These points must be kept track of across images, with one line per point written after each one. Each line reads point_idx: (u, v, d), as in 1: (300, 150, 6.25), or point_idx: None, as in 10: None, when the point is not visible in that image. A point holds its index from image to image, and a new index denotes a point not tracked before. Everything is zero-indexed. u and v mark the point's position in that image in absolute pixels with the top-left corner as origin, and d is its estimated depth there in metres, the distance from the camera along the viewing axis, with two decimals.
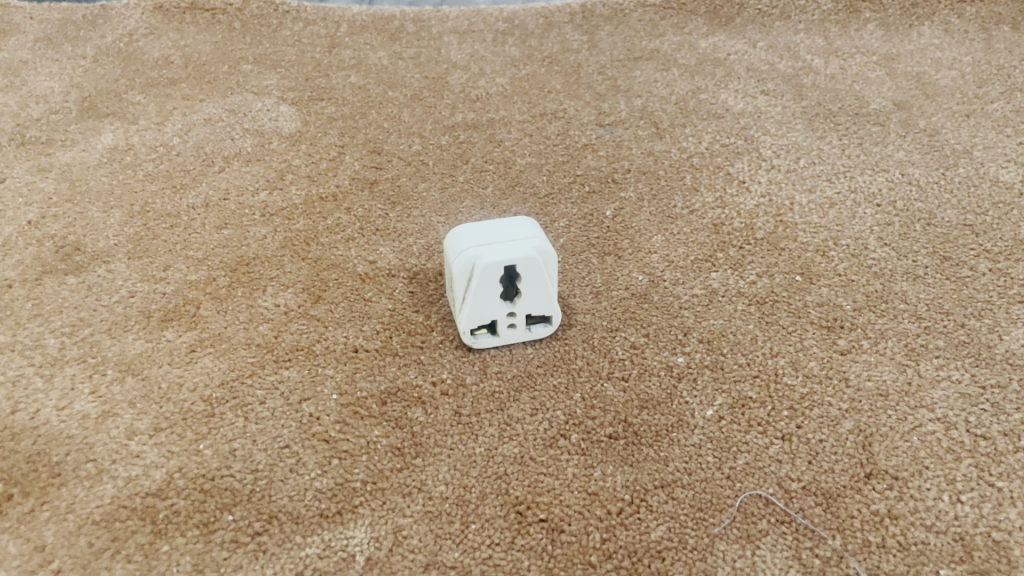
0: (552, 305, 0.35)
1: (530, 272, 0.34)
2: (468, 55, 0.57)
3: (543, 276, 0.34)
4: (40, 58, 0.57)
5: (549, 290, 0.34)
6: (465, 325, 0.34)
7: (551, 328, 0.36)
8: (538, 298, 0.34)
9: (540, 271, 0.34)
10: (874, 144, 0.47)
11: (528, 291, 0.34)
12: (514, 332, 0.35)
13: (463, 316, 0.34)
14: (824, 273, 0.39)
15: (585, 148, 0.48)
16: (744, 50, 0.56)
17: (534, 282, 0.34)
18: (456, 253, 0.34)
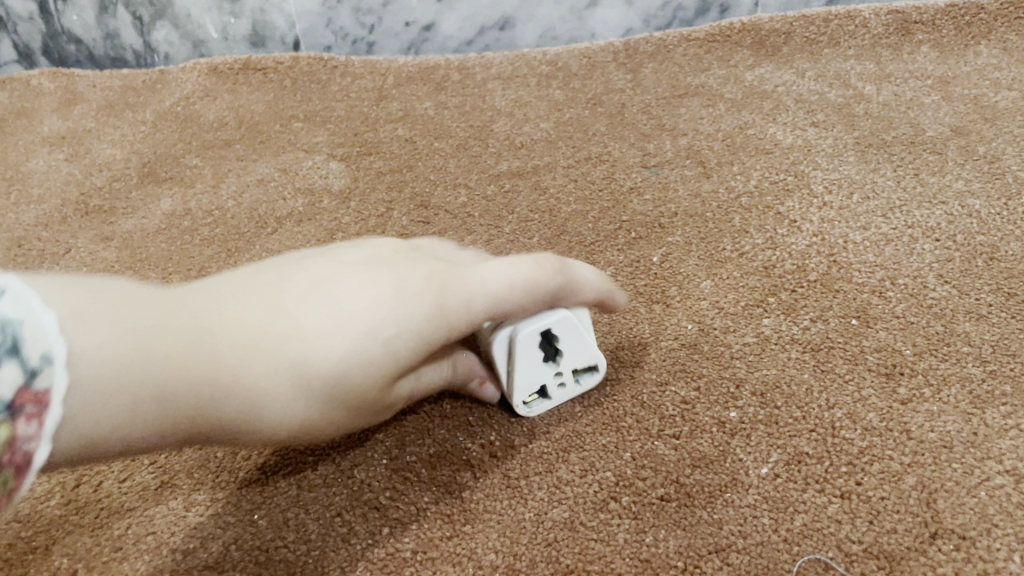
0: (596, 354, 0.35)
1: (568, 330, 0.33)
2: (512, 101, 0.58)
3: (580, 330, 0.34)
4: (103, 126, 0.59)
5: (587, 342, 0.34)
6: (514, 396, 0.34)
7: (597, 377, 0.35)
8: (579, 351, 0.34)
9: (577, 327, 0.34)
10: (932, 174, 0.45)
11: (568, 347, 0.34)
12: (563, 390, 0.35)
13: (512, 387, 0.34)
14: (881, 316, 0.37)
15: (631, 192, 0.47)
16: (793, 81, 0.55)
17: (570, 340, 0.34)
18: (489, 330, 0.33)
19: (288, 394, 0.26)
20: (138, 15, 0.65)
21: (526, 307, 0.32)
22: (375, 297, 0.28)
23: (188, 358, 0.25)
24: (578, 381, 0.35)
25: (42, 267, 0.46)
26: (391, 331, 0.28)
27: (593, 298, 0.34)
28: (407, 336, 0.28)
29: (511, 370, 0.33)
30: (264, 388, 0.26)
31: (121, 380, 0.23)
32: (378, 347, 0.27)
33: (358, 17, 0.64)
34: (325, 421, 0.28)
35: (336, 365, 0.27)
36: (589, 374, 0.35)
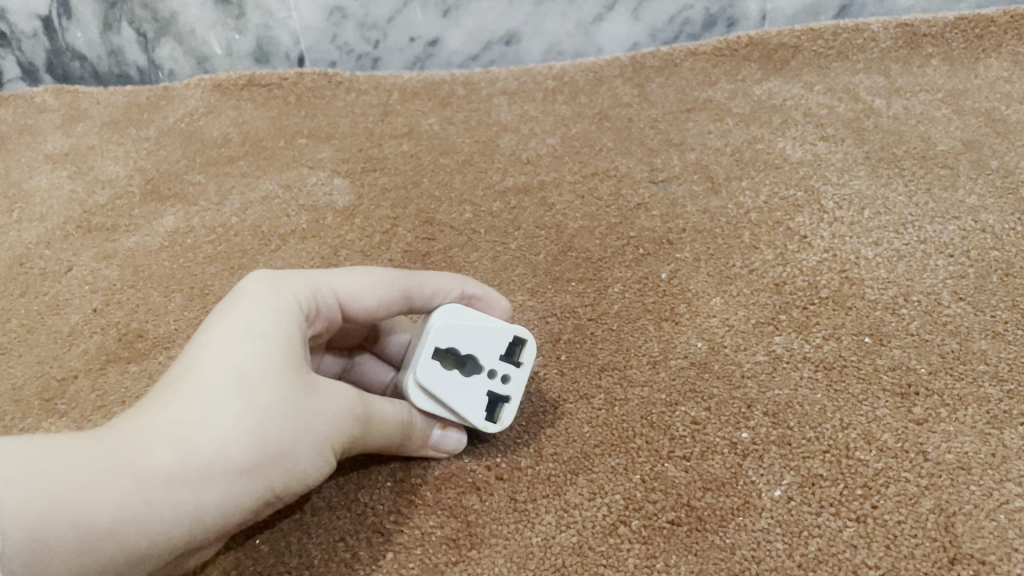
0: (502, 331, 0.33)
1: (450, 334, 0.33)
2: (518, 116, 0.57)
3: (463, 322, 0.33)
4: (106, 143, 0.59)
5: (484, 326, 0.33)
6: (473, 422, 0.33)
7: (528, 342, 0.33)
8: (483, 341, 0.33)
9: (454, 324, 0.33)
10: (944, 189, 0.45)
11: (467, 345, 0.33)
12: (513, 381, 0.33)
13: (467, 415, 0.32)
14: (895, 333, 0.37)
15: (638, 208, 0.47)
16: (801, 95, 0.54)
17: (460, 336, 0.33)
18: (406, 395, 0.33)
19: (200, 434, 0.26)
20: (143, 31, 0.65)
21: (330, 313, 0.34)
22: (215, 327, 0.29)
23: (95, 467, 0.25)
24: (519, 365, 0.33)
25: (44, 286, 0.46)
26: (249, 340, 0.29)
27: (459, 293, 0.36)
28: (266, 336, 0.29)
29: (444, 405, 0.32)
30: (168, 444, 0.26)
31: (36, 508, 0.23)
32: (244, 350, 0.28)
33: (363, 32, 0.64)
34: (266, 442, 0.27)
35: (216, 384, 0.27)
36: (523, 349, 0.33)
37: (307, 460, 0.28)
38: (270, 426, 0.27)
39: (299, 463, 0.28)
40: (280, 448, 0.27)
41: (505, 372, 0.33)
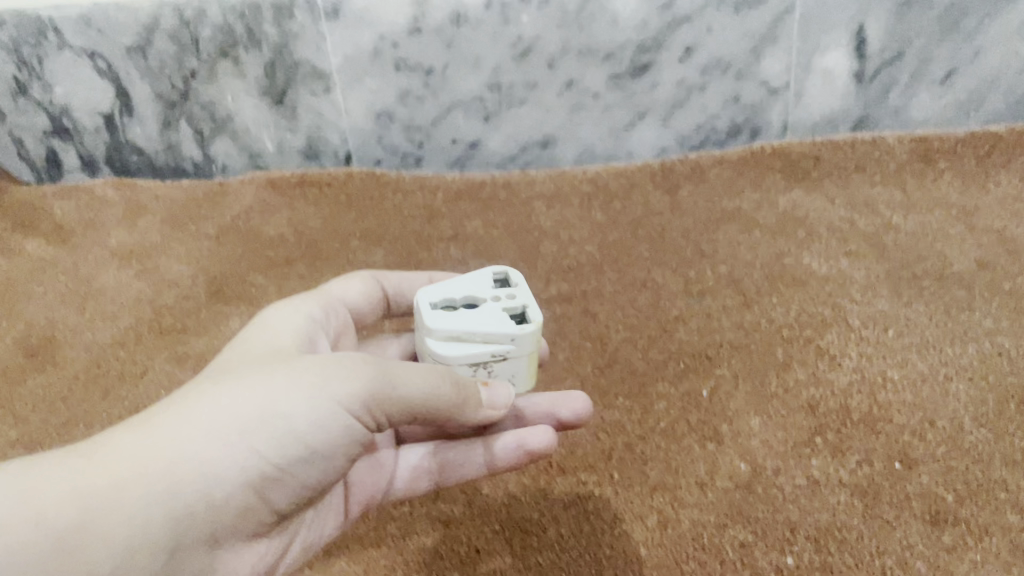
0: (482, 273, 0.40)
1: (440, 291, 0.39)
2: (557, 220, 0.61)
3: (446, 282, 0.39)
4: (169, 241, 0.63)
5: (463, 279, 0.40)
6: (505, 337, 0.37)
7: (508, 272, 0.41)
8: (472, 285, 0.39)
9: (440, 285, 0.39)
10: (961, 310, 0.48)
11: (462, 292, 0.39)
12: (517, 295, 0.39)
13: (501, 327, 0.37)
14: (923, 459, 0.40)
15: (676, 321, 0.50)
16: (824, 207, 0.58)
17: (451, 288, 0.39)
18: (445, 358, 0.37)
19: (177, 425, 0.31)
20: (200, 129, 0.69)
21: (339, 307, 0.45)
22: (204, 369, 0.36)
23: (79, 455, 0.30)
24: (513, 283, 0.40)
25: (123, 389, 0.49)
26: (222, 364, 0.35)
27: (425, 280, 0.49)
28: (233, 358, 0.35)
29: (479, 330, 0.37)
30: (156, 436, 0.31)
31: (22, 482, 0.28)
32: (217, 370, 0.35)
33: (408, 134, 0.68)
34: (231, 408, 0.32)
35: (192, 391, 0.33)
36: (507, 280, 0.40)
37: (299, 422, 0.32)
38: (231, 397, 0.32)
39: (289, 423, 0.32)
40: (263, 420, 0.32)
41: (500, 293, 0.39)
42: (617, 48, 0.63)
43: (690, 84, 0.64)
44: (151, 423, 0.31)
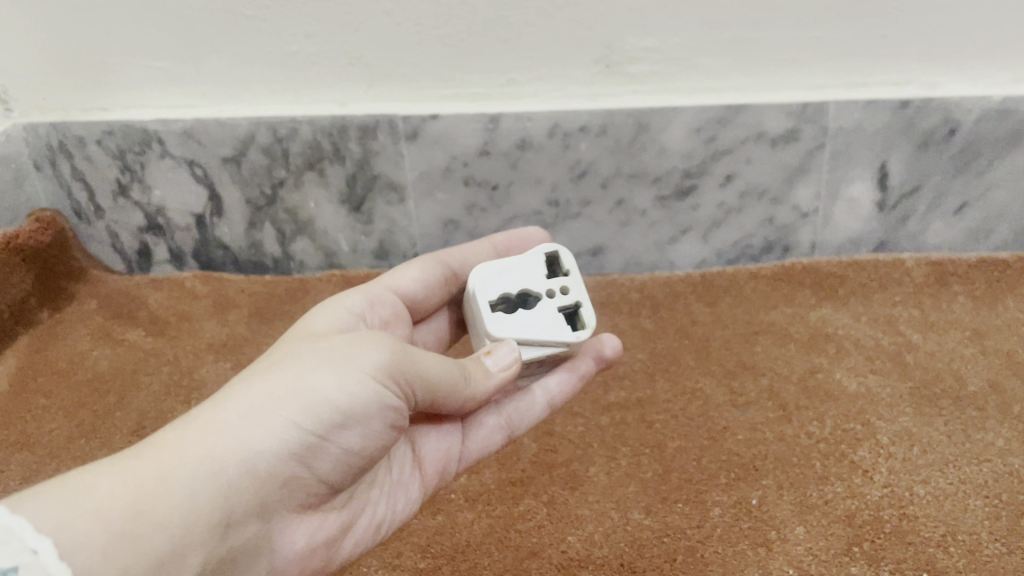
0: (535, 257, 0.50)
1: (499, 279, 0.49)
2: (610, 327, 0.68)
3: (502, 268, 0.49)
4: (259, 337, 0.70)
5: (519, 263, 0.49)
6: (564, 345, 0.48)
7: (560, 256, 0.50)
8: (527, 274, 0.49)
9: (499, 272, 0.49)
10: (977, 430, 0.55)
11: (516, 283, 0.49)
12: (567, 293, 0.49)
13: (552, 332, 0.48)
14: (947, 569, 0.46)
15: (725, 430, 0.57)
16: (850, 324, 0.65)
17: (507, 279, 0.49)
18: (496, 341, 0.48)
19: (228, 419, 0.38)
20: (282, 230, 0.77)
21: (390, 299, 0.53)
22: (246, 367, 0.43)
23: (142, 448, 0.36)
24: (568, 273, 0.50)
25: None
26: (262, 361, 0.42)
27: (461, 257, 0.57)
28: (273, 355, 0.42)
29: (531, 331, 0.47)
30: (201, 420, 0.38)
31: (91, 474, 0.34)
32: (259, 365, 0.41)
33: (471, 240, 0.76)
34: (279, 399, 0.39)
35: (238, 388, 0.39)
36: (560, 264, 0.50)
37: (328, 387, 0.39)
38: (278, 388, 0.39)
39: (321, 393, 0.39)
40: (296, 392, 0.39)
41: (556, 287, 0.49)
42: (665, 173, 0.70)
43: (729, 206, 0.71)
44: (195, 412, 0.38)
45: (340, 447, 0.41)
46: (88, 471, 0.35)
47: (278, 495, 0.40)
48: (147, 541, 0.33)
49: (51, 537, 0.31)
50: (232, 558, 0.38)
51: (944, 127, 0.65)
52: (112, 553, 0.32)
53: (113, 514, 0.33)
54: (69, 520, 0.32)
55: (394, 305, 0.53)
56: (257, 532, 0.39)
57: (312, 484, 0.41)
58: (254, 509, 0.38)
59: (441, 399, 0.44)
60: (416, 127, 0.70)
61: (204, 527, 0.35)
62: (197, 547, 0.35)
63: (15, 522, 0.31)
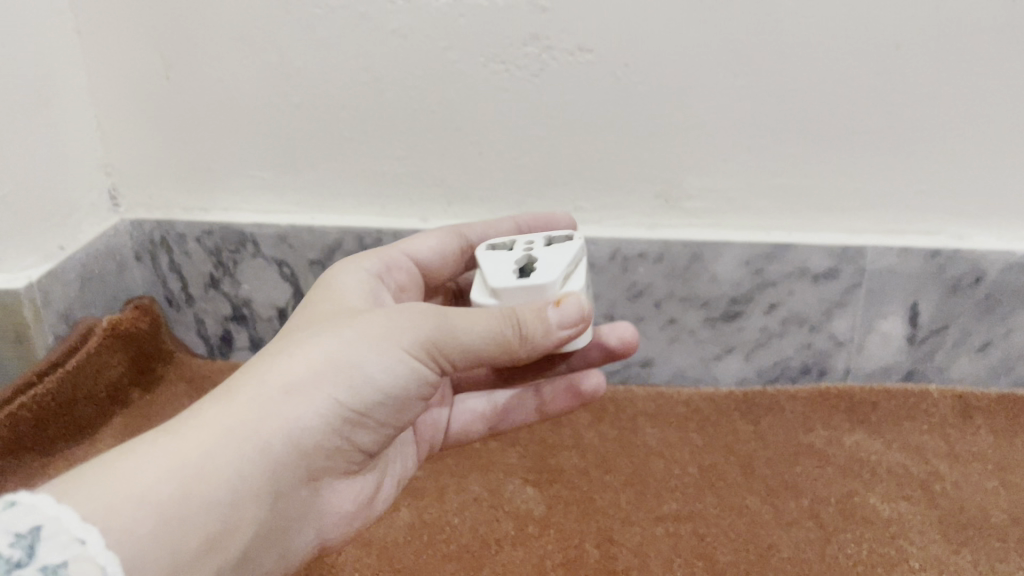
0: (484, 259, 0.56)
1: (491, 279, 0.53)
2: (661, 438, 0.74)
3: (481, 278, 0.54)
4: None
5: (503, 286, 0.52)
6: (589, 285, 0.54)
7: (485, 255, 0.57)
8: (498, 266, 0.54)
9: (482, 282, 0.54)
10: (1001, 561, 0.60)
11: (505, 271, 0.54)
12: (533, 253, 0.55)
13: (554, 262, 0.53)
14: None
15: (770, 547, 0.62)
16: (883, 451, 0.71)
17: (492, 274, 0.53)
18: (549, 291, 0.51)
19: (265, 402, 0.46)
20: None
21: (406, 265, 0.64)
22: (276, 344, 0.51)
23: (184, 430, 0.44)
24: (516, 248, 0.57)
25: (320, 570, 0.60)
26: (291, 340, 0.50)
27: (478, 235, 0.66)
28: (302, 336, 0.50)
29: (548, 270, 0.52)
30: (243, 400, 0.46)
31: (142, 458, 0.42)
32: (290, 346, 0.49)
33: None
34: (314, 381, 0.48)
35: (271, 370, 0.48)
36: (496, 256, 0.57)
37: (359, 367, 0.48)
38: (312, 372, 0.48)
39: (354, 371, 0.48)
40: (331, 371, 0.48)
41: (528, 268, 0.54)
42: (714, 298, 0.77)
43: (771, 330, 0.78)
44: (233, 390, 0.47)
45: (369, 415, 0.50)
46: (134, 454, 0.42)
47: (319, 461, 0.50)
48: (190, 518, 0.42)
49: (96, 527, 0.39)
50: (282, 520, 0.48)
51: (971, 275, 0.72)
52: (161, 531, 0.40)
53: (165, 493, 0.41)
54: (116, 505, 0.40)
55: (410, 270, 0.64)
56: (304, 494, 0.50)
57: (349, 451, 0.52)
58: (297, 477, 0.49)
59: (493, 355, 0.50)
60: None
61: (249, 500, 0.45)
62: (245, 515, 0.45)
63: (62, 512, 0.38)
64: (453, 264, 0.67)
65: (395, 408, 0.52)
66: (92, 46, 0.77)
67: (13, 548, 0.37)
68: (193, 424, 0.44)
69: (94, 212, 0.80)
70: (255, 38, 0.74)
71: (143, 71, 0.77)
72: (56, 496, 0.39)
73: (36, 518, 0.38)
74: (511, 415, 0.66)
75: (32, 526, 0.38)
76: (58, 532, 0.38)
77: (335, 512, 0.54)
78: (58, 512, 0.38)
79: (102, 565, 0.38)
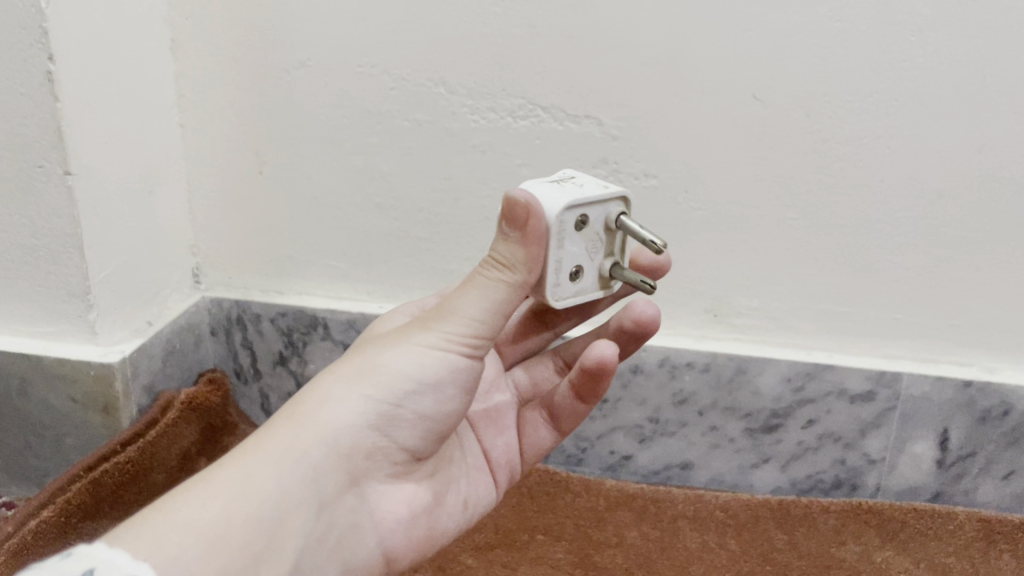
0: None
1: None
2: (699, 542, 0.78)
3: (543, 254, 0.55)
4: None
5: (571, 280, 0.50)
6: (620, 190, 0.49)
7: None
8: None
9: None
10: None
11: None
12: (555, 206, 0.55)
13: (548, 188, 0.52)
14: None
15: None
16: (910, 570, 0.75)
17: None
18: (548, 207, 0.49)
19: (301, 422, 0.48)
20: None
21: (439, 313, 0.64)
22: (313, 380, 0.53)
23: (223, 465, 0.46)
24: None
25: None
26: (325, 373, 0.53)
27: None
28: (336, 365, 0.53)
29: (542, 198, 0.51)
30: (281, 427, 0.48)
31: (183, 498, 0.44)
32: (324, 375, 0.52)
33: (577, 441, 0.87)
34: (346, 392, 0.50)
35: (305, 398, 0.50)
36: None
37: (389, 368, 0.50)
38: (342, 384, 0.50)
39: (387, 374, 0.50)
40: (364, 378, 0.50)
41: (618, 259, 0.52)
42: (755, 410, 0.82)
43: (807, 445, 0.82)
44: (272, 425, 0.49)
45: (414, 417, 0.51)
46: (176, 495, 0.44)
47: (365, 466, 0.51)
48: (234, 540, 0.43)
49: (144, 563, 0.39)
50: (335, 529, 0.49)
51: (1000, 407, 0.77)
52: (211, 552, 0.42)
53: (210, 520, 0.43)
54: (163, 539, 0.41)
55: None
56: (354, 504, 0.51)
57: (395, 454, 0.52)
58: (341, 484, 0.49)
59: (504, 306, 0.49)
60: None
61: (293, 511, 0.46)
62: (292, 527, 0.46)
63: (113, 556, 0.39)
64: None
65: (440, 402, 0.51)
66: (194, 139, 0.84)
67: None
68: (232, 460, 0.46)
69: (179, 289, 0.87)
70: (346, 143, 0.81)
71: (239, 164, 0.84)
72: (110, 543, 0.40)
73: (91, 561, 0.39)
74: None
75: (87, 568, 0.38)
76: (111, 571, 0.38)
77: (399, 523, 0.53)
78: (110, 554, 0.39)
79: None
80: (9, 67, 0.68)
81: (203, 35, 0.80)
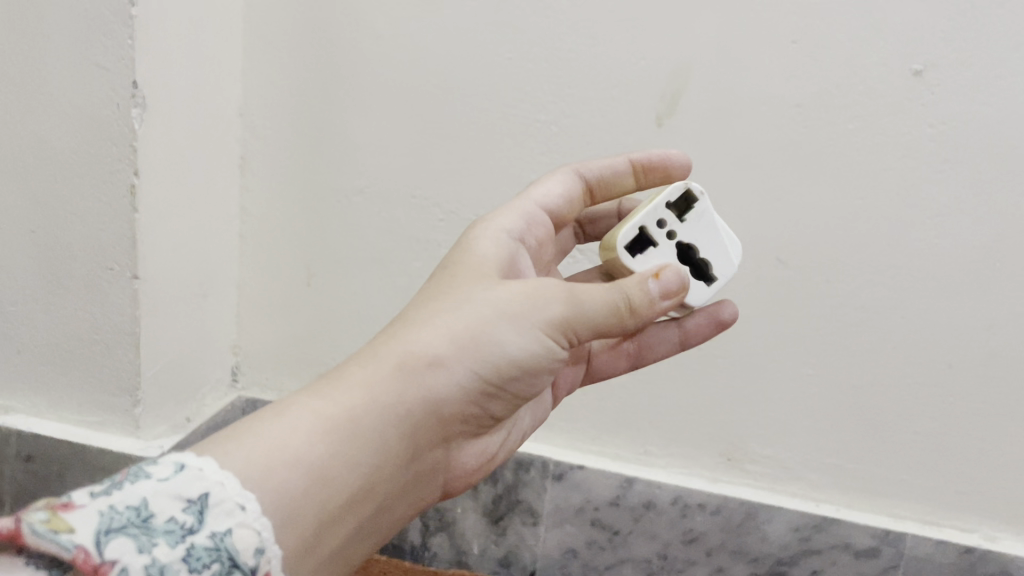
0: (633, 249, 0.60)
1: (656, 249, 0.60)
2: None
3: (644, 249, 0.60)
4: None
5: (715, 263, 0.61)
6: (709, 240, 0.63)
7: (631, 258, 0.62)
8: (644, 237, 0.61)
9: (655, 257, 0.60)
10: None
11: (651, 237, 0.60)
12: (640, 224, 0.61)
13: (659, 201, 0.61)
14: None
15: None
16: None
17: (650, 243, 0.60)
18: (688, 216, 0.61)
19: (408, 370, 0.50)
20: (428, 524, 0.92)
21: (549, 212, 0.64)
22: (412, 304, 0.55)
23: (326, 394, 0.49)
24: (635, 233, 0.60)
25: None
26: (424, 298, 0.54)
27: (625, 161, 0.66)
28: (438, 292, 0.54)
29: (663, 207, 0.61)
30: (382, 361, 0.50)
31: (289, 430, 0.46)
32: (426, 303, 0.54)
33: (585, 568, 0.89)
34: (457, 338, 0.51)
35: (411, 334, 0.51)
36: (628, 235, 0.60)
37: (504, 338, 0.52)
38: (455, 329, 0.51)
39: (501, 344, 0.51)
40: (479, 339, 0.51)
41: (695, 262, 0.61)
42: (762, 555, 0.84)
43: None
44: (378, 353, 0.51)
45: (510, 390, 0.54)
46: (294, 416, 0.47)
47: (456, 424, 0.54)
48: (333, 478, 0.46)
49: (254, 498, 0.42)
50: (417, 471, 0.53)
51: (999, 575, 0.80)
52: (312, 490, 0.45)
53: (314, 460, 0.46)
54: (273, 469, 0.44)
55: (541, 219, 0.64)
56: (438, 451, 0.55)
57: (483, 416, 0.56)
58: (434, 437, 0.53)
59: (606, 327, 0.54)
60: (564, 471, 0.86)
61: (387, 458, 0.49)
62: (384, 474, 0.50)
63: (226, 480, 0.42)
64: (578, 204, 0.67)
65: (533, 382, 0.55)
66: (251, 246, 0.90)
67: (186, 513, 0.40)
68: (337, 392, 0.49)
69: (216, 386, 0.91)
70: (392, 265, 0.87)
71: (289, 274, 0.89)
72: (217, 462, 0.43)
73: (204, 484, 0.42)
74: (652, 350, 0.68)
75: (201, 493, 0.41)
76: (223, 499, 0.42)
77: (469, 465, 0.59)
78: (221, 479, 0.42)
79: (257, 530, 0.42)
80: (97, 177, 0.73)
81: (271, 154, 0.86)
